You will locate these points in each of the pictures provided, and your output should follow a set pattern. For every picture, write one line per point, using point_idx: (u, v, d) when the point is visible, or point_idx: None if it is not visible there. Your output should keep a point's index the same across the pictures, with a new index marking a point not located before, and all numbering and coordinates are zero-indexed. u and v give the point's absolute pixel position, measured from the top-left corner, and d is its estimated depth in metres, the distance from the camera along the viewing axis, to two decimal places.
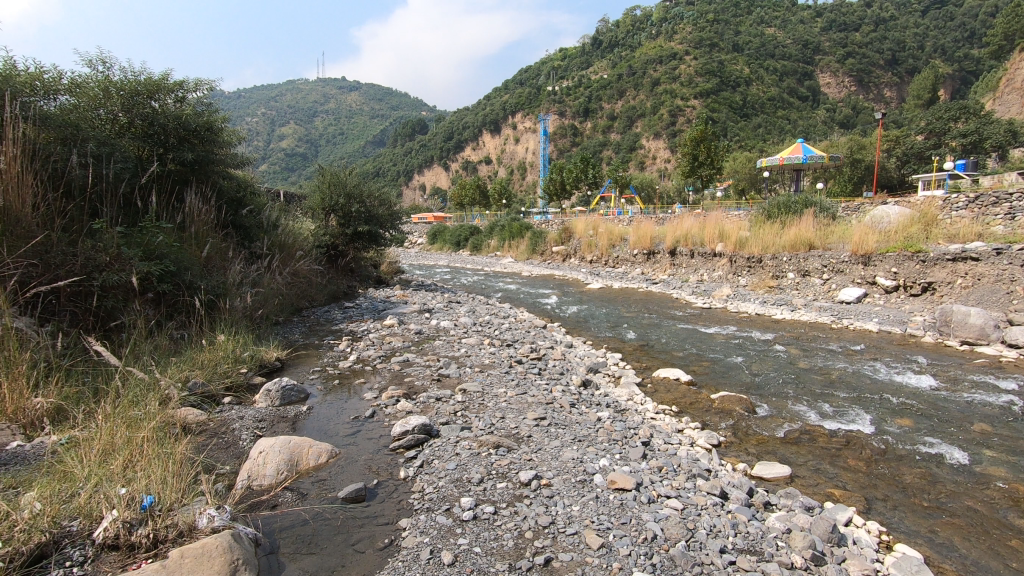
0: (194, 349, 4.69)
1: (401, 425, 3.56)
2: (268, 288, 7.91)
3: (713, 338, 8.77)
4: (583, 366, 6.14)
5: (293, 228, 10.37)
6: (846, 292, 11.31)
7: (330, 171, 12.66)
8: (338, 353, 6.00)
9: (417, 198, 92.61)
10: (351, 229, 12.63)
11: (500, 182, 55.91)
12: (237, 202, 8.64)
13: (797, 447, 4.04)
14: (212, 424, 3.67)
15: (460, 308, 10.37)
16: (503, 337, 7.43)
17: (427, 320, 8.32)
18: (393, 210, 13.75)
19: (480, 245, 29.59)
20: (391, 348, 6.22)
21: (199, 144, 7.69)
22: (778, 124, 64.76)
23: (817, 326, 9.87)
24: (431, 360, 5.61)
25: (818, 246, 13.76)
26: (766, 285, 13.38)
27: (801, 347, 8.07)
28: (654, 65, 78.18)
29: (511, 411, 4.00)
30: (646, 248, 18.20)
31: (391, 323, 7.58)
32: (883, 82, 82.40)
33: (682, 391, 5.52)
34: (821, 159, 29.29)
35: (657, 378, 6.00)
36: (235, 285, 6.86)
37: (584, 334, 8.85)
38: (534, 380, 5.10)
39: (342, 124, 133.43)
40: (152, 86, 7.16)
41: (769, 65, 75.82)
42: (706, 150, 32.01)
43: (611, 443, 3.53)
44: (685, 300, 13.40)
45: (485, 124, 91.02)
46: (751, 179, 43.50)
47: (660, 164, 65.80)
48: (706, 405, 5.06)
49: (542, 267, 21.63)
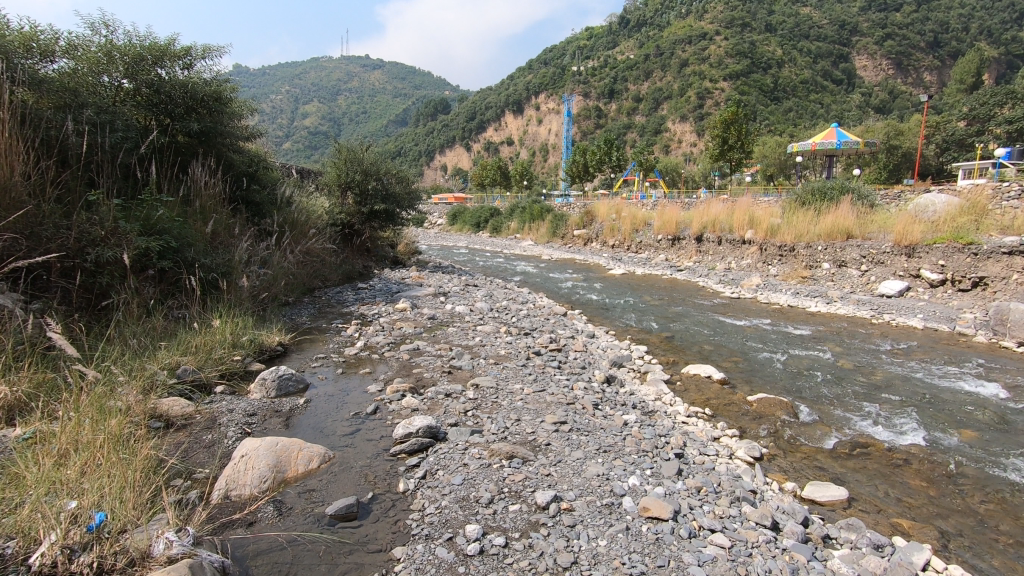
0: (187, 332, 4.38)
1: (403, 426, 3.19)
2: (278, 267, 7.60)
3: (744, 331, 8.26)
4: (607, 359, 5.70)
5: (307, 205, 10.04)
6: (888, 285, 10.64)
7: (347, 147, 12.28)
8: (345, 338, 5.66)
9: (438, 179, 92.25)
10: (367, 208, 12.28)
11: (522, 165, 55.21)
12: (245, 176, 8.34)
13: (851, 463, 3.56)
14: (198, 418, 3.35)
15: (477, 292, 9.99)
16: (521, 325, 7.02)
17: (441, 304, 7.95)
18: (411, 188, 13.36)
19: (500, 227, 29.10)
20: (402, 334, 5.86)
21: (207, 115, 7.35)
22: (811, 107, 62.48)
23: (857, 321, 9.26)
24: (443, 349, 5.23)
25: (856, 235, 13.01)
26: (799, 275, 12.72)
27: (841, 344, 7.51)
28: (683, 44, 75.82)
29: (528, 413, 3.59)
30: (671, 233, 17.58)
31: (404, 307, 7.22)
32: (924, 66, 78.88)
33: (715, 390, 5.06)
34: (857, 145, 28.01)
35: (687, 375, 5.55)
36: (242, 264, 6.54)
37: (607, 324, 8.39)
38: (553, 374, 4.68)
39: (365, 103, 133.16)
40: (157, 51, 6.81)
41: (803, 46, 73.08)
42: (737, 133, 30.86)
43: (640, 455, 3.10)
44: (712, 289, 12.82)
45: (508, 104, 89.82)
46: (781, 165, 42.14)
47: (685, 148, 64.19)
48: (741, 407, 4.60)
49: (563, 250, 21.11)
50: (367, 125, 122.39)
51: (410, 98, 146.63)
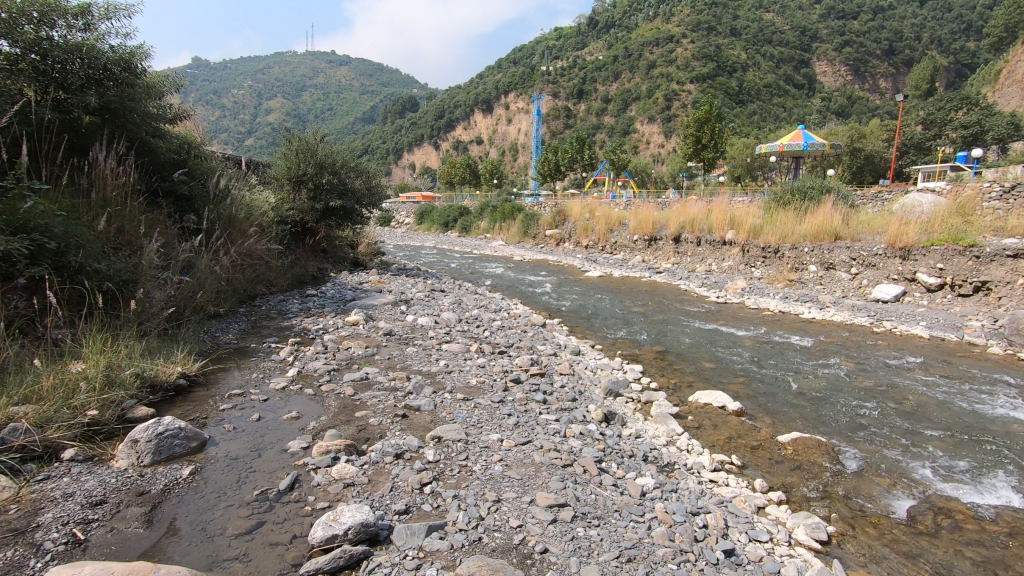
0: (42, 367, 3.16)
1: (324, 524, 2.12)
2: (204, 273, 6.37)
3: (742, 343, 7.42)
4: (599, 387, 4.71)
5: (248, 200, 8.78)
6: (882, 290, 10.04)
7: (299, 137, 11.02)
8: (276, 363, 4.51)
9: (405, 176, 90.21)
10: (321, 205, 11.03)
11: (490, 164, 54.00)
12: (165, 163, 7.04)
13: (944, 544, 2.68)
14: (10, 513, 2.18)
15: (445, 299, 8.91)
16: (495, 341, 6.00)
17: (401, 315, 6.83)
18: (370, 184, 12.16)
19: (469, 227, 27.98)
20: (348, 358, 4.74)
21: (113, 88, 6.05)
22: (774, 111, 63.35)
23: (855, 330, 8.55)
24: (398, 379, 4.14)
25: (844, 236, 12.43)
26: (785, 278, 12.05)
27: (850, 358, 6.72)
28: (651, 46, 76.12)
29: (511, 486, 2.55)
30: (648, 233, 16.82)
31: (355, 320, 6.08)
32: (880, 73, 81.12)
33: (734, 427, 4.13)
34: (824, 147, 28.00)
35: (695, 404, 4.62)
36: (151, 270, 5.31)
37: (591, 335, 7.43)
38: (538, 416, 3.66)
39: (330, 99, 130.13)
40: (44, 6, 5.38)
41: (767, 51, 74.25)
42: (710, 132, 30.49)
43: (680, 563, 2.10)
44: (696, 293, 12.02)
45: (477, 103, 88.59)
46: (748, 166, 42.32)
47: (654, 149, 64.27)
48: (776, 453, 3.67)
49: (535, 251, 20.17)
50: (332, 122, 119.20)
51: (377, 95, 143.69)
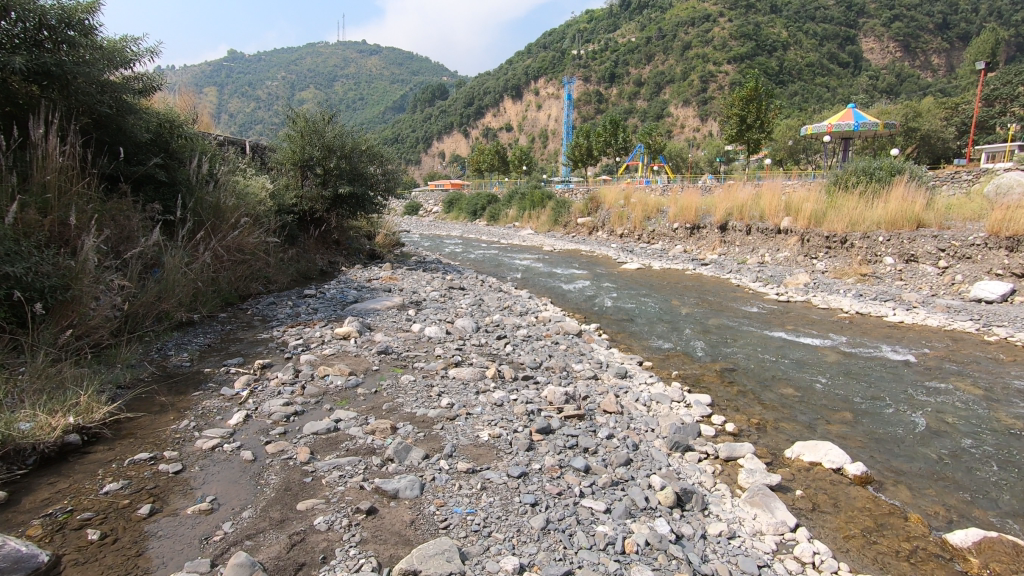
0: None
1: None
2: (172, 273, 5.33)
3: (824, 355, 6.01)
4: (660, 437, 3.43)
5: (240, 186, 7.71)
6: (984, 288, 8.45)
7: (305, 117, 9.93)
8: (221, 401, 3.36)
9: (434, 164, 89.23)
10: (330, 192, 9.98)
11: (519, 150, 52.42)
12: (133, 142, 5.99)
13: None
14: None
15: (463, 298, 7.72)
16: (519, 360, 4.77)
17: (405, 324, 5.64)
18: (384, 168, 11.00)
19: (497, 215, 26.72)
20: (321, 392, 3.55)
21: (55, 51, 4.95)
22: (817, 90, 59.70)
23: (959, 338, 6.99)
24: (379, 432, 2.93)
25: (926, 224, 10.73)
26: (856, 272, 10.42)
27: (972, 379, 5.24)
28: (686, 27, 72.86)
29: None
30: (690, 221, 15.26)
31: (346, 332, 4.91)
32: (931, 48, 75.68)
33: (867, 511, 2.81)
34: (880, 126, 25.56)
35: (796, 463, 3.30)
36: (92, 272, 4.22)
37: (636, 347, 6.09)
38: (579, 507, 2.39)
39: (360, 89, 130.43)
40: None
41: (810, 28, 70.10)
42: (755, 111, 28.25)
43: None
44: (751, 289, 10.50)
45: (507, 89, 86.79)
46: (792, 150, 39.78)
47: (689, 133, 61.63)
48: (952, 572, 2.35)
49: (566, 240, 18.79)
50: (362, 112, 119.12)
51: (407, 83, 143.20)
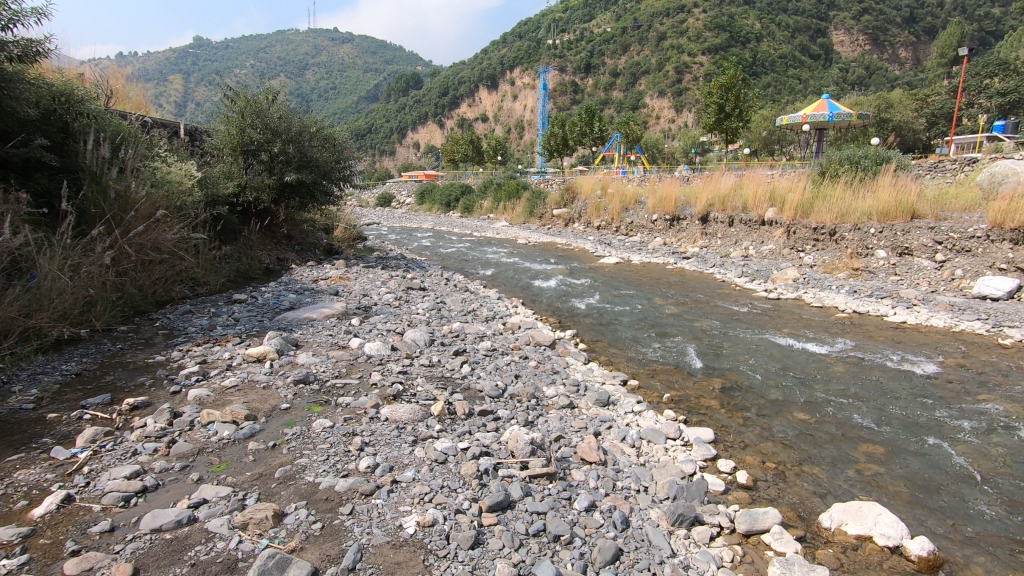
0: None
1: None
2: (46, 280, 4.27)
3: (834, 367, 5.25)
4: (656, 502, 2.57)
5: (159, 174, 6.61)
6: (989, 283, 7.83)
7: (245, 95, 8.76)
8: (40, 472, 2.36)
9: (407, 154, 87.20)
10: (275, 180, 8.88)
11: (494, 140, 51.25)
12: (11, 118, 4.85)
13: None
14: None
15: (421, 301, 6.77)
16: (477, 387, 3.82)
17: (343, 337, 4.67)
18: (338, 154, 9.92)
19: (471, 207, 25.67)
20: (196, 450, 2.59)
21: None
22: (790, 82, 59.75)
23: (970, 341, 6.33)
24: (254, 525, 2.00)
25: (920, 214, 10.10)
26: (847, 266, 9.77)
27: (1004, 395, 4.54)
28: (661, 17, 72.19)
29: None
30: (669, 212, 14.46)
31: (261, 354, 3.94)
32: (898, 41, 76.49)
33: None
34: (854, 116, 25.08)
35: (838, 534, 2.48)
36: None
37: (618, 360, 5.23)
38: None
39: (331, 78, 127.10)
40: None
41: (782, 20, 70.08)
42: (734, 100, 27.56)
43: None
44: (737, 284, 9.77)
45: (482, 79, 85.10)
46: (767, 140, 39.49)
47: (664, 124, 61.13)
48: None
49: (541, 232, 17.89)
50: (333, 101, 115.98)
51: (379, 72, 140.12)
